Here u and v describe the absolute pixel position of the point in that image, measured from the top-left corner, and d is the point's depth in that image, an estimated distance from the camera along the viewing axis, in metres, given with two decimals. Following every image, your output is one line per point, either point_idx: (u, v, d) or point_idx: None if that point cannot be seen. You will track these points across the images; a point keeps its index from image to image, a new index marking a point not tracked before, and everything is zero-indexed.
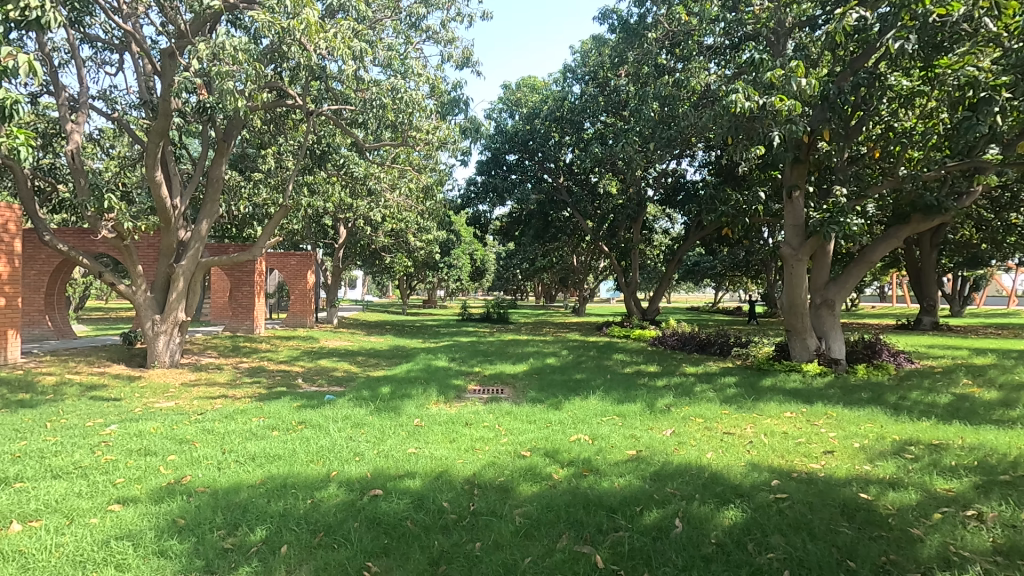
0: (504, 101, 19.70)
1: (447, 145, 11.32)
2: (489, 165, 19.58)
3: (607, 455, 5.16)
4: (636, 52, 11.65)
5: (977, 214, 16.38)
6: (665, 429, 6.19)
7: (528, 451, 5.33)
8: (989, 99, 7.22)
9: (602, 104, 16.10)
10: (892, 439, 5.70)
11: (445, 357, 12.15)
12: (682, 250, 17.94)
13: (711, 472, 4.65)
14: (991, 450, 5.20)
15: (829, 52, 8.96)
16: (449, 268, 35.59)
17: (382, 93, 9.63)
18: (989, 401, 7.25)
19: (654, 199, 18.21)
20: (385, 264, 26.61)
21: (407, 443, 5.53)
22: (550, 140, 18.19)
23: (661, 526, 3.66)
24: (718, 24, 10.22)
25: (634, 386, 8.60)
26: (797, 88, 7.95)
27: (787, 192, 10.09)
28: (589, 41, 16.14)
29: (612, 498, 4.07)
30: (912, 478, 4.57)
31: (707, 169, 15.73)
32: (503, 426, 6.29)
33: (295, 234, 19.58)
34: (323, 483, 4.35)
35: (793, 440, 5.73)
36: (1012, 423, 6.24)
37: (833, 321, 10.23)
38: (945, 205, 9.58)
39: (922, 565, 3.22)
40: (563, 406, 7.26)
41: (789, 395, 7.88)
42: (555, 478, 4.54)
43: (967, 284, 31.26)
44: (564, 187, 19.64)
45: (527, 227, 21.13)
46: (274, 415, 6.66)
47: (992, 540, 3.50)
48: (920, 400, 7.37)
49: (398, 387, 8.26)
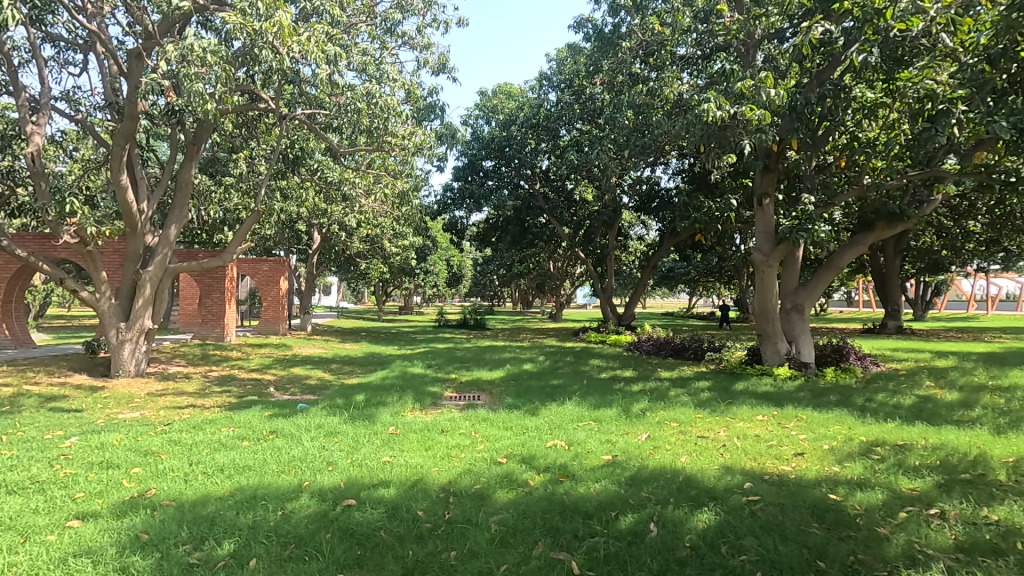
0: (481, 107, 19.60)
1: (423, 151, 11.21)
2: (466, 171, 19.39)
3: (583, 460, 5.18)
4: (611, 61, 11.88)
5: (938, 221, 16.70)
6: (641, 433, 6.25)
7: (505, 457, 5.31)
8: (948, 111, 7.32)
9: (578, 111, 16.13)
10: (859, 440, 5.83)
11: (422, 364, 12.04)
12: (657, 256, 18.23)
13: (685, 476, 4.71)
14: (953, 450, 5.37)
15: (797, 64, 9.12)
16: (425, 275, 35.26)
17: (356, 98, 9.63)
18: (951, 402, 7.48)
19: (630, 206, 18.40)
20: (360, 270, 26.26)
21: (381, 451, 5.46)
22: (527, 147, 18.23)
23: (636, 531, 3.68)
24: (691, 34, 10.43)
25: (610, 391, 8.65)
26: (767, 99, 8.09)
27: (758, 199, 10.25)
28: (564, 49, 16.16)
29: (588, 504, 4.08)
30: (879, 478, 4.69)
31: (680, 177, 15.89)
32: (478, 432, 6.27)
33: (268, 240, 19.28)
34: (294, 494, 4.25)
35: (765, 443, 5.84)
36: (972, 424, 6.45)
37: (802, 326, 10.47)
38: (908, 212, 9.88)
39: (889, 564, 3.29)
40: (540, 412, 7.26)
41: (760, 398, 8.03)
42: (531, 485, 4.54)
43: (931, 288, 32.44)
44: (540, 194, 19.79)
45: (504, 233, 21.18)
46: (245, 425, 6.50)
47: (954, 538, 3.60)
48: (886, 401, 7.58)
49: (374, 395, 8.16)
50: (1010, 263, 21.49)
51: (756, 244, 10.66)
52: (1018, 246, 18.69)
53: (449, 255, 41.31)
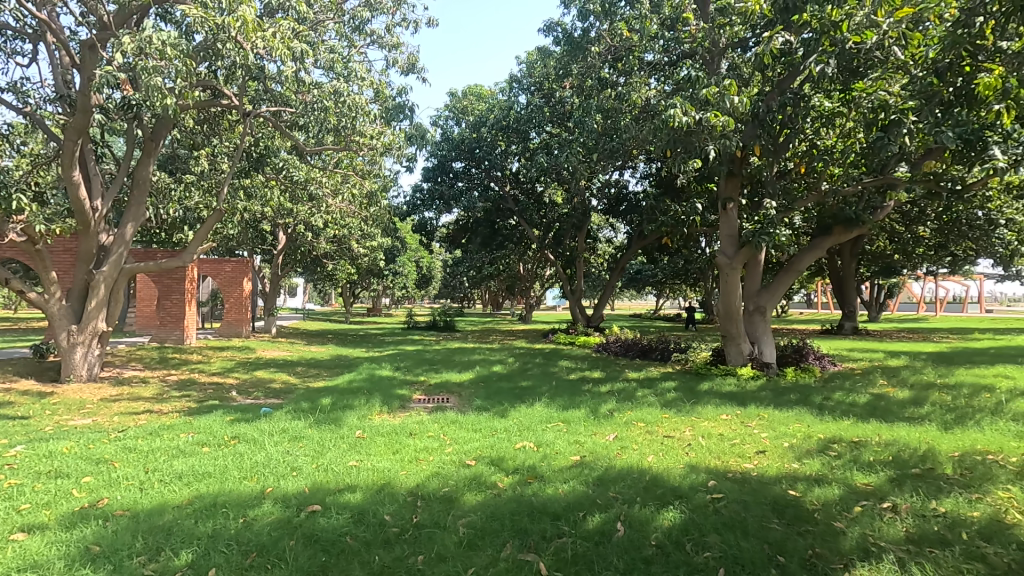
0: (451, 108, 19.52)
1: (392, 151, 11.09)
2: (435, 172, 19.29)
3: (551, 461, 5.21)
4: (580, 65, 12.03)
5: (891, 226, 17.45)
6: (608, 433, 6.32)
7: (473, 459, 5.29)
8: (899, 121, 7.65)
9: (547, 114, 16.18)
10: (817, 438, 6.04)
11: (390, 366, 11.90)
12: (625, 259, 18.50)
13: (652, 475, 4.78)
14: (904, 446, 5.61)
15: (759, 73, 9.39)
16: (394, 276, 34.88)
17: (324, 96, 9.48)
18: (902, 400, 7.82)
19: (598, 209, 18.61)
20: (327, 271, 25.80)
21: (347, 455, 5.37)
22: (497, 149, 18.25)
23: (603, 530, 3.71)
24: (658, 41, 10.62)
25: (579, 392, 8.73)
26: (730, 106, 8.31)
27: (722, 204, 10.51)
28: (534, 52, 16.24)
29: (557, 505, 4.10)
30: (836, 474, 4.86)
31: (647, 181, 16.15)
32: (447, 435, 6.23)
33: (231, 240, 18.76)
34: (256, 500, 4.14)
35: (728, 441, 5.98)
36: (922, 420, 6.75)
37: (764, 327, 10.76)
38: (863, 218, 10.27)
39: (845, 557, 3.41)
40: (509, 414, 7.26)
41: (725, 398, 8.22)
42: (500, 487, 4.53)
43: (884, 291, 33.85)
44: (510, 196, 19.84)
45: (474, 235, 21.16)
46: (205, 430, 6.30)
47: (905, 530, 3.76)
48: (842, 400, 7.87)
49: (340, 398, 8.02)
50: (956, 267, 22.59)
51: (720, 247, 10.92)
52: (963, 251, 19.65)
53: (418, 256, 40.96)
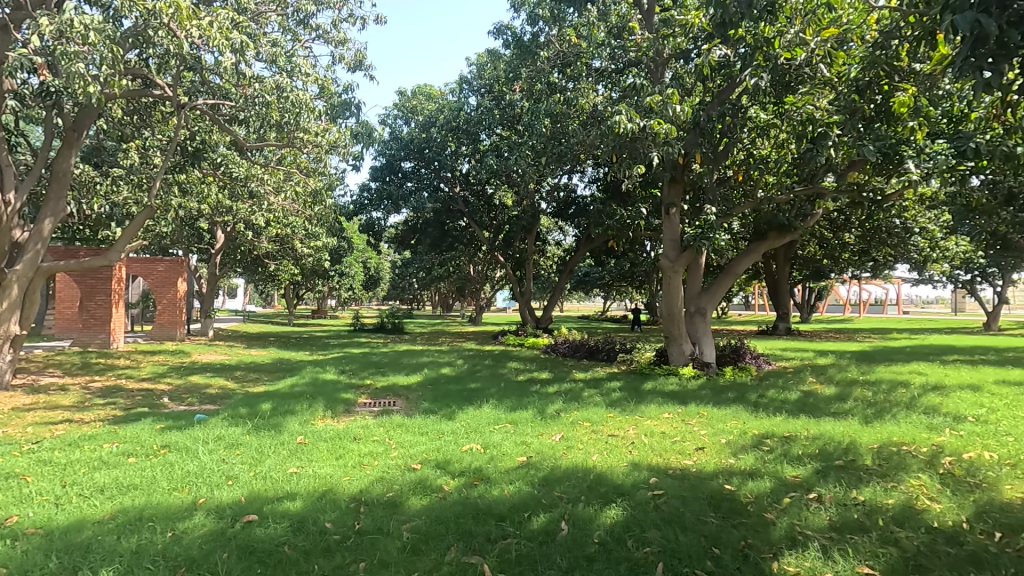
0: (399, 107, 19.25)
1: (338, 149, 10.83)
2: (384, 171, 18.97)
3: (498, 463, 5.22)
4: (529, 70, 12.23)
5: (820, 233, 18.53)
6: (555, 434, 6.40)
7: (419, 463, 5.23)
8: (824, 134, 8.11)
9: (497, 116, 15.94)
10: (752, 433, 6.33)
11: (335, 369, 11.59)
12: (573, 261, 18.79)
13: (596, 474, 4.87)
14: (829, 439, 5.97)
15: (700, 83, 9.75)
16: (340, 277, 34.01)
17: (266, 90, 9.17)
18: (829, 396, 8.31)
19: (548, 212, 18.82)
20: (269, 272, 24.86)
21: (287, 462, 5.19)
22: (447, 150, 18.13)
23: (547, 530, 3.75)
24: (605, 48, 10.87)
25: (527, 393, 8.79)
26: (673, 114, 8.60)
27: (665, 209, 10.86)
28: (484, 54, 16.24)
29: (502, 506, 4.11)
30: (768, 467, 5.11)
31: (595, 185, 16.44)
32: (393, 439, 6.13)
33: (164, 238, 17.77)
34: (187, 512, 3.93)
35: (670, 439, 6.17)
36: (846, 415, 7.20)
37: (704, 328, 11.18)
38: (794, 224, 10.86)
39: (774, 546, 3.59)
40: (457, 416, 7.23)
41: (667, 397, 8.48)
42: (445, 490, 4.50)
43: (814, 294, 35.96)
44: (460, 197, 19.77)
45: (423, 236, 20.95)
46: (131, 439, 5.93)
47: (828, 518, 3.99)
48: (775, 397, 8.29)
49: (281, 403, 7.74)
50: (877, 271, 24.22)
51: (663, 251, 11.28)
52: (884, 256, 21.10)
53: (366, 257, 40.10)
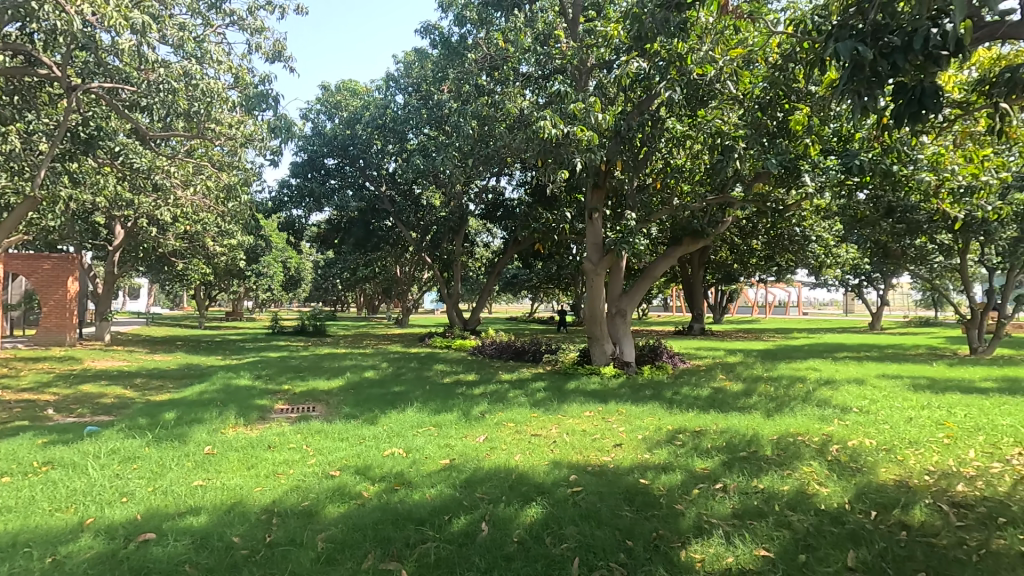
0: (322, 102, 18.59)
1: (254, 142, 10.29)
2: (305, 168, 18.28)
3: (420, 467, 5.15)
4: (457, 71, 12.41)
5: (731, 239, 19.80)
6: (479, 435, 6.41)
7: (338, 470, 5.06)
8: (731, 148, 8.66)
9: (424, 116, 15.59)
10: (666, 429, 6.65)
11: (249, 375, 10.97)
12: (501, 263, 18.92)
13: (518, 474, 4.93)
14: (735, 432, 6.39)
15: (621, 94, 10.12)
16: (257, 277, 32.29)
17: (172, 77, 8.56)
18: (736, 392, 8.89)
19: (476, 213, 18.85)
20: (176, 271, 23.15)
21: (191, 475, 4.85)
22: (373, 148, 17.71)
23: (467, 532, 3.75)
24: (531, 54, 11.15)
25: (452, 395, 8.75)
26: (595, 122, 8.87)
27: (588, 213, 11.20)
28: (412, 53, 16.04)
29: (422, 510, 4.07)
30: (680, 461, 5.39)
31: (523, 188, 16.61)
32: (310, 445, 5.89)
33: (51, 233, 16.09)
34: (71, 535, 3.59)
35: (590, 436, 6.36)
36: (750, 409, 7.73)
37: (625, 329, 11.62)
38: (707, 231, 11.55)
39: (682, 535, 3.79)
40: (379, 420, 7.07)
41: (589, 396, 8.74)
42: (365, 496, 4.39)
43: (726, 296, 38.33)
44: (387, 197, 19.38)
45: (347, 235, 20.35)
46: (6, 457, 5.32)
47: (731, 506, 4.28)
48: (688, 394, 8.75)
49: (187, 412, 7.23)
50: (780, 276, 26.22)
51: (587, 254, 11.62)
52: (786, 262, 22.86)
53: (285, 256, 38.30)
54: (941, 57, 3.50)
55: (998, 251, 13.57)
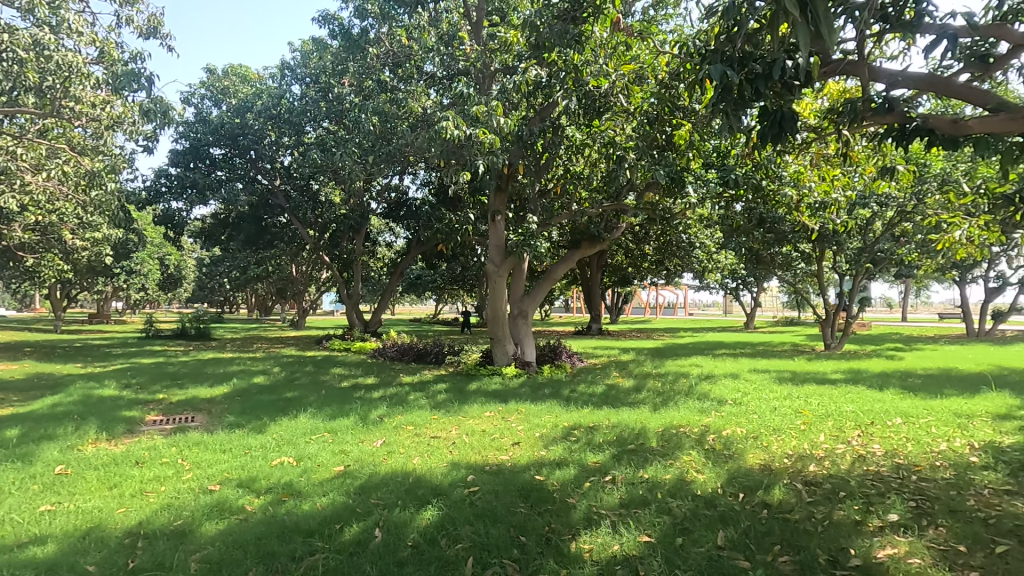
0: (208, 87, 17.18)
1: (123, 126, 9.27)
2: (188, 157, 16.76)
3: (311, 475, 4.92)
4: (358, 65, 12.05)
5: (626, 244, 20.93)
6: (376, 440, 6.24)
7: (218, 484, 4.69)
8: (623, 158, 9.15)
9: (323, 109, 14.95)
10: (562, 426, 6.88)
11: (116, 384, 9.86)
12: (404, 264, 18.57)
13: (415, 477, 4.86)
14: (625, 427, 6.76)
15: (523, 99, 10.33)
16: (129, 275, 29.12)
17: (19, 45, 7.50)
18: (627, 388, 9.41)
19: (378, 212, 18.37)
20: (26, 267, 20.25)
21: (37, 500, 4.27)
22: (265, 139, 16.66)
23: (359, 540, 3.64)
24: (434, 54, 11.11)
25: (349, 400, 8.44)
26: (496, 125, 8.95)
27: (490, 216, 11.32)
28: (309, 42, 15.29)
29: (311, 521, 3.88)
30: (574, 456, 5.60)
31: (426, 188, 16.41)
32: (187, 459, 5.42)
33: None
34: None
35: (489, 436, 6.42)
36: (639, 404, 8.22)
37: (526, 329, 11.88)
38: (603, 236, 12.11)
39: (573, 528, 3.94)
40: (268, 429, 6.65)
41: (489, 396, 8.82)
42: (247, 510, 4.10)
43: (621, 298, 40.44)
44: (281, 191, 18.29)
45: (236, 232, 18.98)
46: None
47: (618, 497, 4.52)
48: (584, 391, 9.12)
49: (35, 428, 6.35)
50: (670, 280, 28.14)
51: (489, 255, 11.74)
52: (674, 267, 24.57)
53: (163, 252, 34.87)
54: (794, 86, 3.95)
55: (845, 259, 15.55)
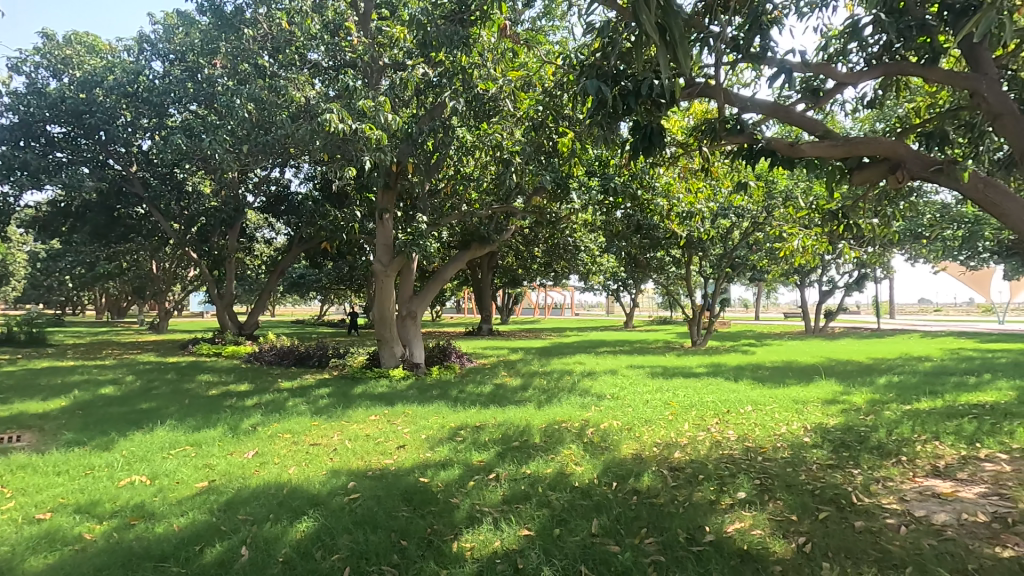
0: (44, 54, 14.89)
1: None
2: (16, 133, 14.39)
3: (168, 494, 4.45)
4: (231, 45, 11.09)
5: (515, 246, 21.41)
6: (247, 451, 5.79)
7: (49, 512, 4.08)
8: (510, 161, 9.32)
9: (189, 91, 13.52)
10: (449, 426, 6.87)
11: None
12: (285, 262, 17.47)
13: (289, 488, 4.58)
14: (510, 425, 6.91)
15: (412, 97, 10.17)
16: None
17: None
18: (514, 387, 9.63)
19: (255, 206, 17.10)
20: None
21: None
22: (118, 120, 14.78)
23: (222, 560, 3.36)
24: (319, 43, 10.56)
25: (218, 409, 7.76)
26: (383, 122, 8.69)
27: (378, 214, 11.00)
28: (174, 16, 13.81)
29: (165, 545, 3.51)
30: (459, 456, 5.62)
31: (310, 183, 15.57)
32: (8, 486, 4.64)
33: None
34: None
35: (373, 441, 6.24)
36: (525, 402, 8.45)
37: (414, 330, 11.72)
38: (492, 237, 12.28)
39: (455, 527, 3.95)
40: (117, 445, 5.91)
41: (375, 399, 8.57)
42: (85, 539, 3.61)
43: (512, 299, 41.31)
44: (138, 179, 16.34)
45: (82, 222, 16.64)
46: None
47: (501, 493, 4.61)
48: (472, 391, 9.19)
49: None
50: (557, 281, 29.25)
51: (377, 255, 11.40)
52: (561, 269, 25.59)
53: None
54: (661, 104, 4.28)
55: (709, 264, 17.18)
